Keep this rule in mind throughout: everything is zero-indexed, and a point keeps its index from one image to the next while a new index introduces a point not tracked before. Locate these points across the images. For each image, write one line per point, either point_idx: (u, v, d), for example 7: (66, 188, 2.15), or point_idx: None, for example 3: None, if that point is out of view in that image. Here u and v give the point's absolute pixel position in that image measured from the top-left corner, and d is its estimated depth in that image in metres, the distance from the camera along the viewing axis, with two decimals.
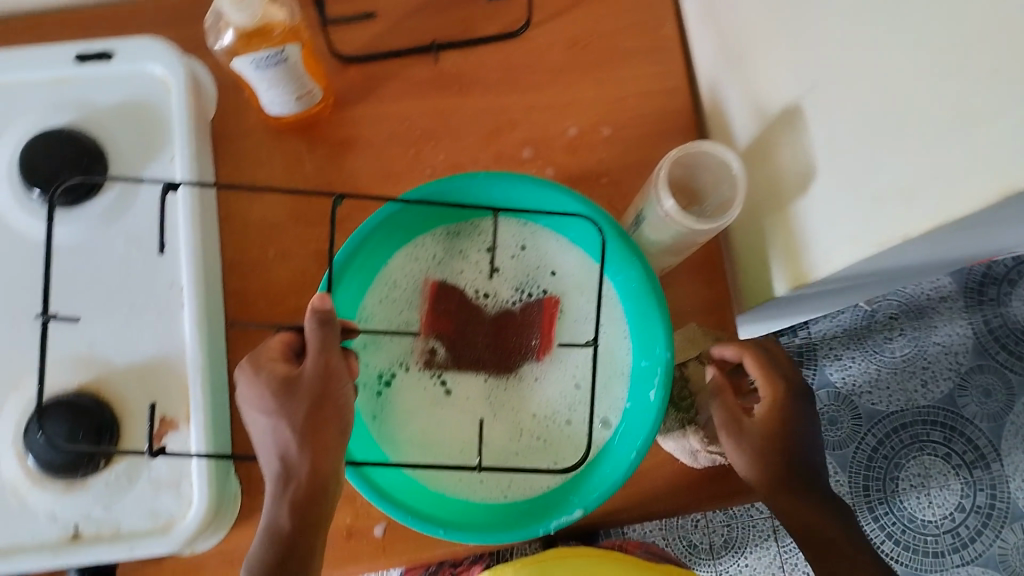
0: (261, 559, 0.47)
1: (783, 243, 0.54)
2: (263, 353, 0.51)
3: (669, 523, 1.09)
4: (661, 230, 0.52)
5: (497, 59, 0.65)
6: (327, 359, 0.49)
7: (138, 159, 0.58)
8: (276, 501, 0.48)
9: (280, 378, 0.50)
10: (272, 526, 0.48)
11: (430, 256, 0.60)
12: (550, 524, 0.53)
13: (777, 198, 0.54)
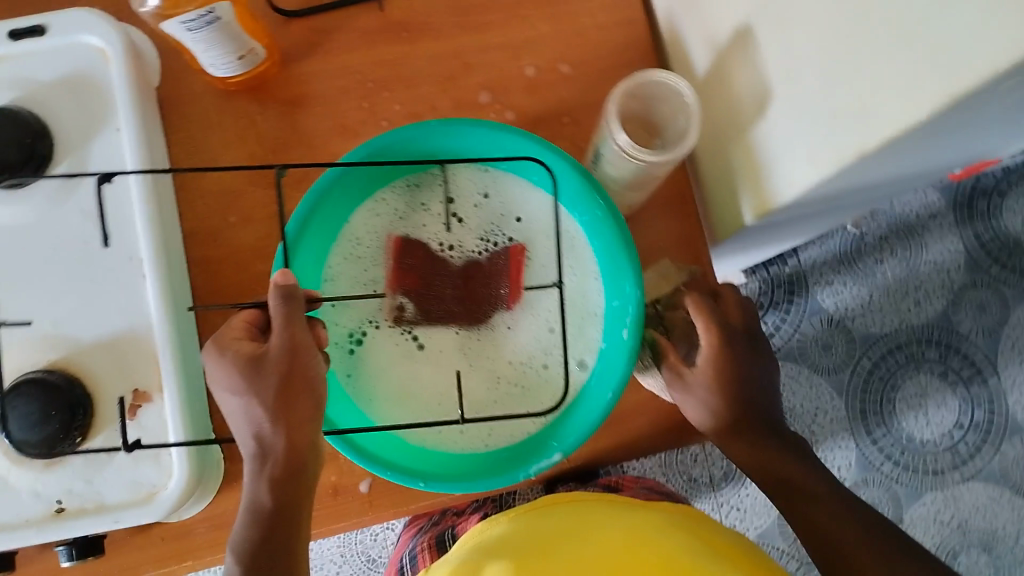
0: (246, 539, 0.47)
1: (746, 169, 0.53)
2: (226, 333, 0.49)
3: (669, 459, 1.09)
4: (621, 163, 0.51)
5: (446, 2, 0.63)
6: (294, 334, 0.47)
7: (84, 133, 0.57)
8: (255, 477, 0.48)
9: (246, 357, 0.48)
10: (251, 503, 0.47)
11: (392, 211, 0.59)
12: (530, 469, 0.53)
13: (736, 123, 0.52)
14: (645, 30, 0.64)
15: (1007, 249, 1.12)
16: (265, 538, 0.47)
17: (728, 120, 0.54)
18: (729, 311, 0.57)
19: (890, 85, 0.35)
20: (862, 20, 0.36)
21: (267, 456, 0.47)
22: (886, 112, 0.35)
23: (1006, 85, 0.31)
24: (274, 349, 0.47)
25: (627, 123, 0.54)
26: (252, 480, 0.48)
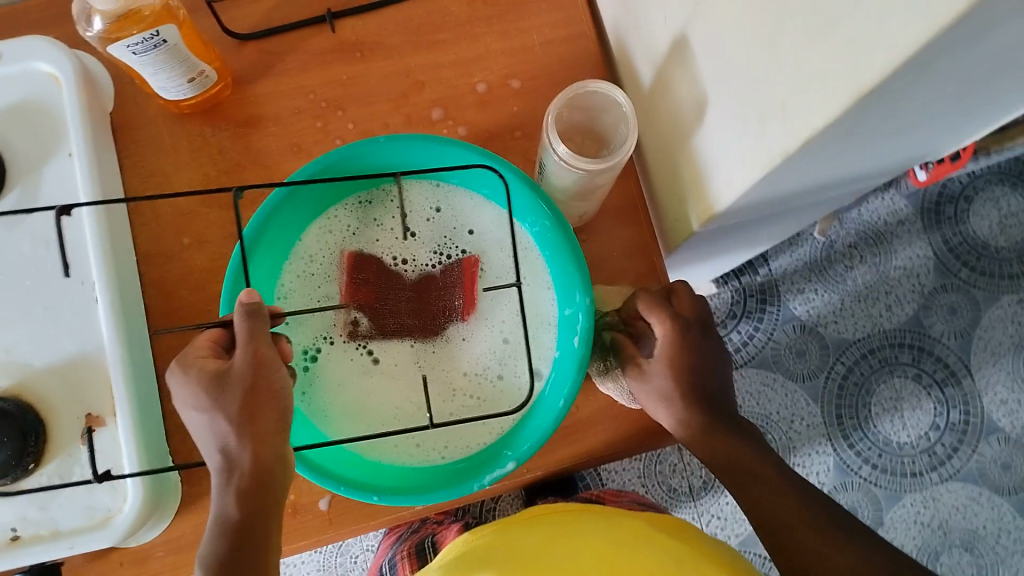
0: (213, 553, 0.45)
1: (689, 177, 0.53)
2: (191, 352, 0.47)
3: (647, 469, 1.09)
4: (562, 171, 0.51)
5: (396, 22, 0.63)
6: (257, 349, 0.45)
7: (36, 159, 0.57)
8: (222, 492, 0.46)
9: (210, 374, 0.46)
10: (219, 518, 0.45)
11: (345, 227, 0.59)
12: (484, 479, 0.53)
13: (679, 132, 0.53)
14: (595, 42, 0.64)
15: (975, 252, 1.13)
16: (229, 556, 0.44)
17: (671, 128, 0.54)
18: (683, 307, 0.55)
19: (806, 88, 0.35)
20: (778, 25, 0.36)
21: (233, 469, 0.45)
22: (804, 114, 0.36)
23: (909, 84, 0.31)
24: (238, 365, 0.45)
25: (569, 134, 0.55)
26: (219, 494, 0.46)
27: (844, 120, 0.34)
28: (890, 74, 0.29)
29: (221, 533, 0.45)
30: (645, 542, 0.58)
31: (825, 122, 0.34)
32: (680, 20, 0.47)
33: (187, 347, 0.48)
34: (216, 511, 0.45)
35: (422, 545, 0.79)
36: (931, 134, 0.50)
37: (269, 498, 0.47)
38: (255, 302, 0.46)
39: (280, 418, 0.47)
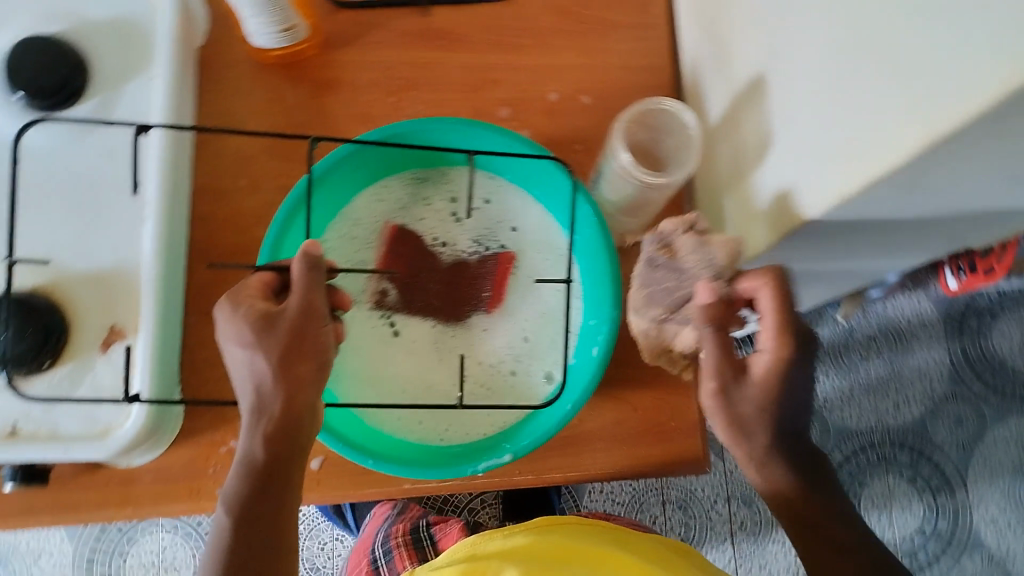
0: (237, 490, 0.49)
1: (740, 214, 0.55)
2: (243, 289, 0.50)
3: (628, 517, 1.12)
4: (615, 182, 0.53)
5: (485, 19, 0.66)
6: (311, 300, 0.49)
7: (121, 77, 0.60)
8: (251, 430, 0.49)
9: (259, 315, 0.49)
10: (246, 457, 0.48)
11: (395, 199, 0.60)
12: (479, 466, 0.53)
13: (737, 168, 0.54)
14: (669, 76, 0.66)
15: (991, 368, 1.13)
16: (255, 495, 0.48)
17: (731, 164, 0.55)
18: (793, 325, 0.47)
19: (873, 134, 0.36)
20: (849, 74, 0.38)
21: (263, 412, 0.48)
22: (861, 163, 0.38)
23: (980, 142, 0.32)
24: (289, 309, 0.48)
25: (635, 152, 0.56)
26: (247, 433, 0.49)
27: (897, 173, 0.36)
28: (961, 127, 0.30)
29: (245, 472, 0.49)
30: (647, 560, 0.60)
31: (878, 171, 0.36)
32: (760, 61, 0.49)
33: (239, 284, 0.51)
34: (245, 450, 0.48)
35: (418, 535, 0.87)
36: (984, 214, 0.51)
37: (294, 443, 0.49)
38: (318, 255, 0.48)
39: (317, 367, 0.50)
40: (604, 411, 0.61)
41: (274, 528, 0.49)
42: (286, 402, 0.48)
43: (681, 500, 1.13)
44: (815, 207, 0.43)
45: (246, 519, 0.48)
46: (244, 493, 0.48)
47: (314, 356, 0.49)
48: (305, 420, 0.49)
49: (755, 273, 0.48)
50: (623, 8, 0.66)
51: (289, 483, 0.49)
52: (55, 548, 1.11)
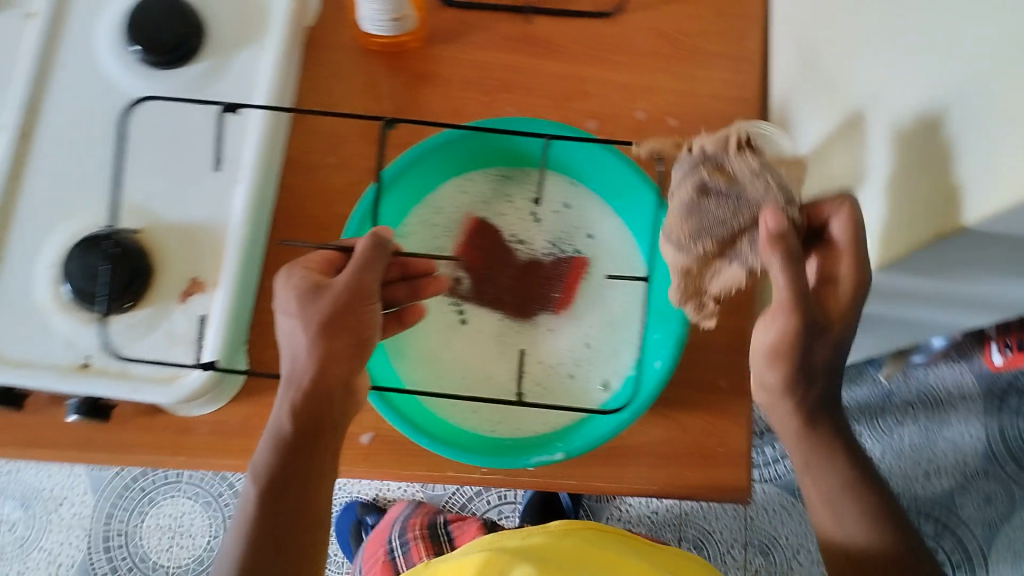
0: (266, 461, 0.49)
1: None
2: (304, 260, 0.52)
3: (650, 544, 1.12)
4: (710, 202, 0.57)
5: (584, 33, 0.68)
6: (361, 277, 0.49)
7: (233, 43, 0.63)
8: (282, 401, 0.50)
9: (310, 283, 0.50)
10: (275, 430, 0.49)
11: (478, 193, 0.62)
12: (530, 460, 0.53)
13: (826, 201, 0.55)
14: (756, 110, 0.67)
15: None
16: (286, 464, 0.49)
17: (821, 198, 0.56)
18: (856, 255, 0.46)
19: (975, 176, 0.37)
20: (950, 118, 0.39)
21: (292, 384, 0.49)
22: (957, 207, 0.39)
23: None
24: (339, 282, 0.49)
25: None
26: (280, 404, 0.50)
27: (994, 219, 0.36)
28: None
29: (274, 444, 0.49)
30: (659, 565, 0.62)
31: (975, 217, 0.37)
32: (858, 101, 0.50)
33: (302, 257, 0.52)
34: (272, 421, 0.48)
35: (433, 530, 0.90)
36: None
37: (324, 413, 0.50)
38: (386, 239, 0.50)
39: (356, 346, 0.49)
40: (653, 428, 0.61)
41: (300, 504, 0.50)
42: (318, 374, 0.48)
43: (697, 540, 1.12)
44: (906, 246, 0.44)
45: (274, 489, 0.49)
46: (271, 465, 0.49)
47: (357, 335, 0.49)
48: (336, 395, 0.50)
49: (838, 200, 0.47)
50: (719, 39, 0.68)
51: (317, 456, 0.50)
52: (78, 498, 1.13)
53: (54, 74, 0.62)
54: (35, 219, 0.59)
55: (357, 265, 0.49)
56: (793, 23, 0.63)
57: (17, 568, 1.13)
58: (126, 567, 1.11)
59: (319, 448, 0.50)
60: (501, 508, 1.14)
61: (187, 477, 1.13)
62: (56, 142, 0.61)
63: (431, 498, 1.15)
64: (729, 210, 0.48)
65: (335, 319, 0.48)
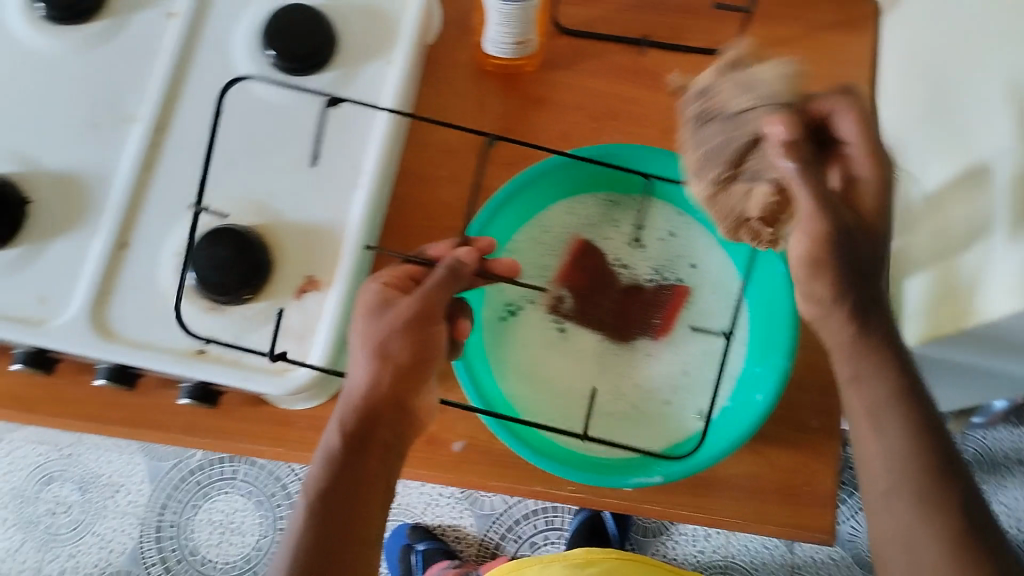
0: (316, 478, 0.49)
1: (935, 294, 0.56)
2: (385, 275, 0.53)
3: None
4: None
5: (695, 68, 0.70)
6: (428, 296, 0.50)
7: (362, 56, 0.66)
8: (335, 421, 0.50)
9: (382, 301, 0.51)
10: (325, 448, 0.49)
11: (587, 216, 0.64)
12: (629, 481, 0.55)
13: (942, 247, 0.56)
14: None
15: None
16: (334, 483, 0.48)
17: (936, 244, 0.57)
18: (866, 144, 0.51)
19: None
20: None
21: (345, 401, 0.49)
22: None
23: None
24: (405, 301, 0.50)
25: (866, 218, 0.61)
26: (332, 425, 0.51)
27: None
28: None
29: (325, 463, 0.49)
30: None
31: None
32: (988, 151, 0.51)
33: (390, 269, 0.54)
34: (322, 439, 0.49)
35: None
36: None
37: (375, 430, 0.50)
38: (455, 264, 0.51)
39: (416, 369, 0.50)
40: (742, 459, 0.62)
41: (348, 530, 0.48)
42: (369, 390, 0.49)
43: None
44: None
45: (326, 504, 0.48)
46: (324, 478, 0.48)
47: (411, 357, 0.50)
48: (389, 412, 0.50)
49: (847, 99, 0.51)
50: (826, 83, 0.70)
51: (367, 478, 0.49)
52: (135, 486, 1.16)
53: (190, 73, 0.65)
54: (160, 209, 0.62)
55: (429, 283, 0.50)
56: (904, 72, 0.65)
57: (69, 551, 1.14)
58: (176, 558, 1.13)
59: (368, 470, 0.50)
60: (547, 533, 1.14)
61: (243, 475, 1.15)
62: (187, 137, 0.64)
63: (478, 517, 1.16)
64: (727, 135, 0.51)
65: (398, 335, 0.49)
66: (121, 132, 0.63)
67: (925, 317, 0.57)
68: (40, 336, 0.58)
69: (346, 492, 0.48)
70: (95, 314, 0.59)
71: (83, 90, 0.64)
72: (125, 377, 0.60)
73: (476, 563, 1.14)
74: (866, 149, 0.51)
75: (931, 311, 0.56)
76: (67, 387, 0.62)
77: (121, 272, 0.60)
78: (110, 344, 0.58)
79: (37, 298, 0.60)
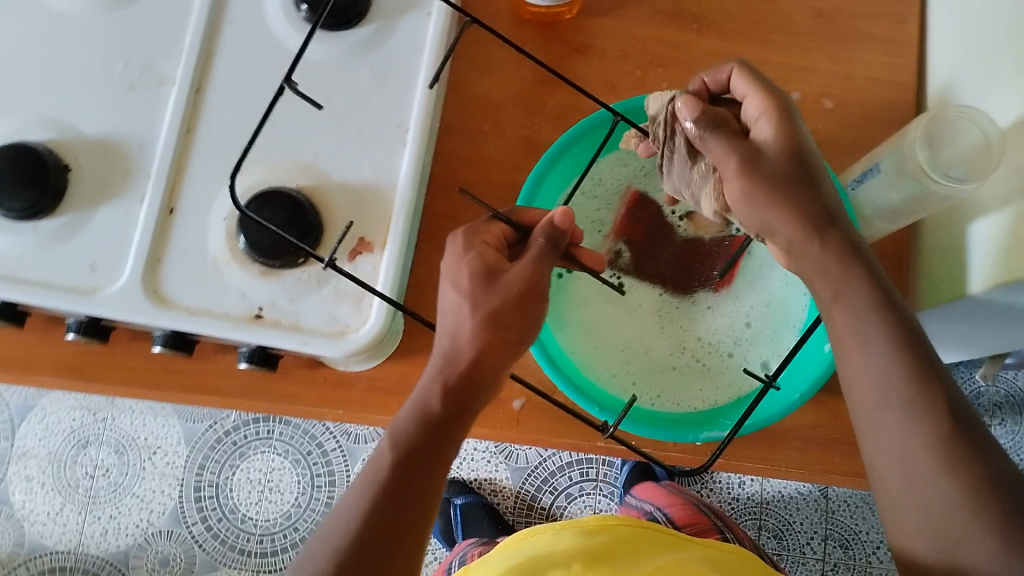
0: (406, 430, 0.49)
1: (1009, 240, 0.55)
2: (479, 234, 0.53)
3: (738, 516, 1.13)
4: (901, 180, 0.53)
5: (743, 11, 0.67)
6: (539, 266, 0.50)
7: (401, 7, 0.63)
8: (432, 377, 0.49)
9: (484, 264, 0.50)
10: (421, 403, 0.49)
11: (639, 166, 0.63)
12: (699, 434, 0.56)
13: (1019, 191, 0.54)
14: (912, 96, 0.67)
15: None
16: (426, 439, 0.48)
17: (1016, 183, 0.55)
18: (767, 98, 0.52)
19: None
20: None
21: (451, 362, 0.49)
22: None
23: None
24: (514, 271, 0.50)
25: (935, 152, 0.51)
26: (426, 382, 0.50)
27: None
28: None
29: (416, 416, 0.49)
30: (674, 549, 0.64)
31: None
32: None
33: (481, 227, 0.54)
34: (422, 395, 0.48)
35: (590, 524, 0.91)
36: None
37: (470, 400, 0.50)
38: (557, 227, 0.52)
39: (521, 336, 0.50)
40: (805, 411, 0.62)
41: (421, 496, 0.48)
42: (478, 358, 0.48)
43: (777, 530, 1.13)
44: None
45: (409, 467, 0.48)
46: (414, 437, 0.48)
47: (515, 332, 0.50)
48: (486, 381, 0.50)
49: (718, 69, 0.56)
50: (879, 22, 0.67)
51: (455, 437, 0.50)
52: (172, 448, 1.17)
53: (223, 28, 0.62)
54: (205, 173, 0.60)
55: (534, 255, 0.51)
56: (963, 9, 0.63)
57: (109, 513, 1.15)
58: (217, 516, 1.14)
59: (453, 439, 0.49)
60: (582, 485, 1.16)
61: (279, 435, 1.16)
62: (226, 97, 0.61)
63: (513, 470, 1.17)
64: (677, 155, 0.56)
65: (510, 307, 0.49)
66: (158, 94, 0.61)
67: (999, 262, 0.55)
68: (93, 304, 0.57)
69: (433, 447, 0.48)
70: (147, 281, 0.58)
71: (115, 50, 0.62)
72: (182, 344, 0.59)
73: (512, 514, 1.16)
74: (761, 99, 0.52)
75: (1008, 253, 0.54)
76: (122, 355, 0.62)
77: (171, 236, 0.59)
78: (165, 310, 0.57)
79: (88, 267, 0.58)
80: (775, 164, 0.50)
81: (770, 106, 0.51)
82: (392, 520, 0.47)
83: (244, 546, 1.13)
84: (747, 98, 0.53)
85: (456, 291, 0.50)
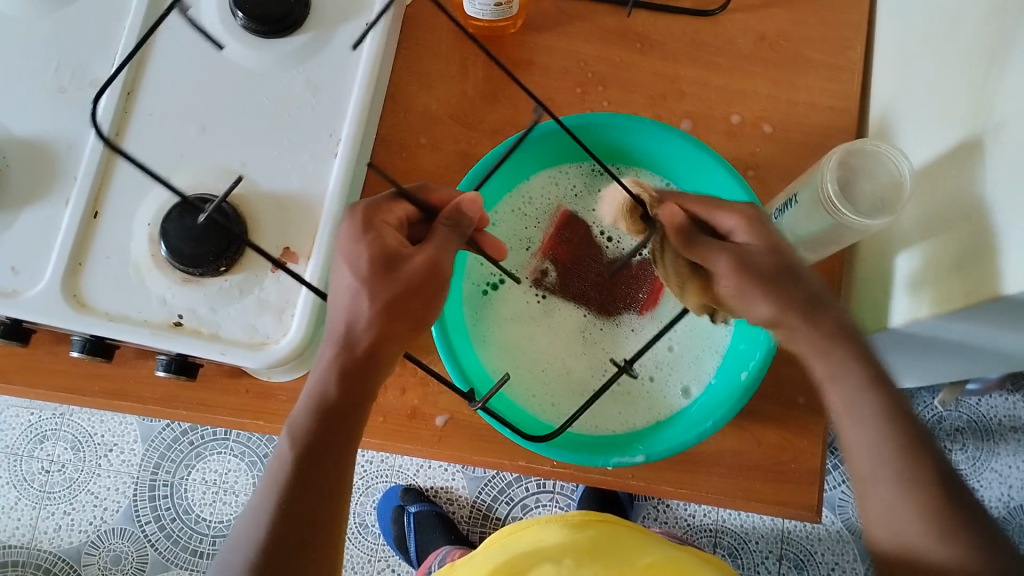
0: (303, 423, 0.48)
1: (928, 273, 0.54)
2: (381, 214, 0.50)
3: (691, 533, 1.13)
4: (816, 214, 0.55)
5: (685, 30, 0.67)
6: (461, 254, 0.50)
7: (336, 16, 0.62)
8: (326, 365, 0.48)
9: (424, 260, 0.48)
10: (317, 392, 0.48)
11: (570, 187, 0.66)
12: (611, 459, 0.55)
13: (939, 222, 0.54)
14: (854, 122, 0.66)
15: None
16: (323, 432, 0.48)
17: (934, 215, 0.54)
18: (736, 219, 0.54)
19: None
20: None
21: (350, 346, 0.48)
22: None
23: None
24: (414, 262, 0.49)
25: (846, 185, 0.54)
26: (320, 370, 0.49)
27: None
28: None
29: (312, 407, 0.48)
30: (660, 546, 0.68)
31: None
32: (987, 123, 0.49)
33: (383, 204, 0.51)
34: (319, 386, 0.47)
35: None
36: None
37: (365, 384, 0.49)
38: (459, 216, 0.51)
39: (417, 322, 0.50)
40: (726, 435, 0.61)
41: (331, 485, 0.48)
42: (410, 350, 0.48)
43: (733, 549, 1.12)
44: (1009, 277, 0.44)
45: (308, 459, 0.48)
46: (311, 431, 0.48)
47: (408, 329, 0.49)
48: (381, 368, 0.49)
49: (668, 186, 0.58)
50: (821, 46, 0.67)
51: (352, 423, 0.49)
52: (128, 445, 1.16)
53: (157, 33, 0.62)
54: (131, 177, 0.60)
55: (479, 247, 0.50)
56: (903, 38, 0.62)
57: (63, 509, 1.15)
58: (170, 516, 1.14)
59: (354, 428, 0.49)
60: (539, 496, 1.14)
61: (235, 436, 1.16)
62: (156, 101, 0.61)
63: (470, 479, 1.17)
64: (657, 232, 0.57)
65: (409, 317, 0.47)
66: (88, 97, 0.61)
67: (919, 292, 0.55)
68: (13, 306, 0.57)
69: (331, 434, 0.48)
70: (66, 284, 0.58)
71: (48, 50, 0.62)
72: (101, 350, 0.59)
73: (467, 523, 1.16)
74: (741, 217, 0.54)
75: (925, 286, 0.54)
76: (45, 357, 0.62)
77: (93, 241, 0.59)
78: (83, 315, 0.57)
79: (9, 269, 0.58)
80: (763, 260, 0.52)
81: (746, 218, 0.53)
82: (312, 513, 0.47)
83: (197, 547, 1.13)
84: (718, 211, 0.55)
85: (384, 286, 0.48)
